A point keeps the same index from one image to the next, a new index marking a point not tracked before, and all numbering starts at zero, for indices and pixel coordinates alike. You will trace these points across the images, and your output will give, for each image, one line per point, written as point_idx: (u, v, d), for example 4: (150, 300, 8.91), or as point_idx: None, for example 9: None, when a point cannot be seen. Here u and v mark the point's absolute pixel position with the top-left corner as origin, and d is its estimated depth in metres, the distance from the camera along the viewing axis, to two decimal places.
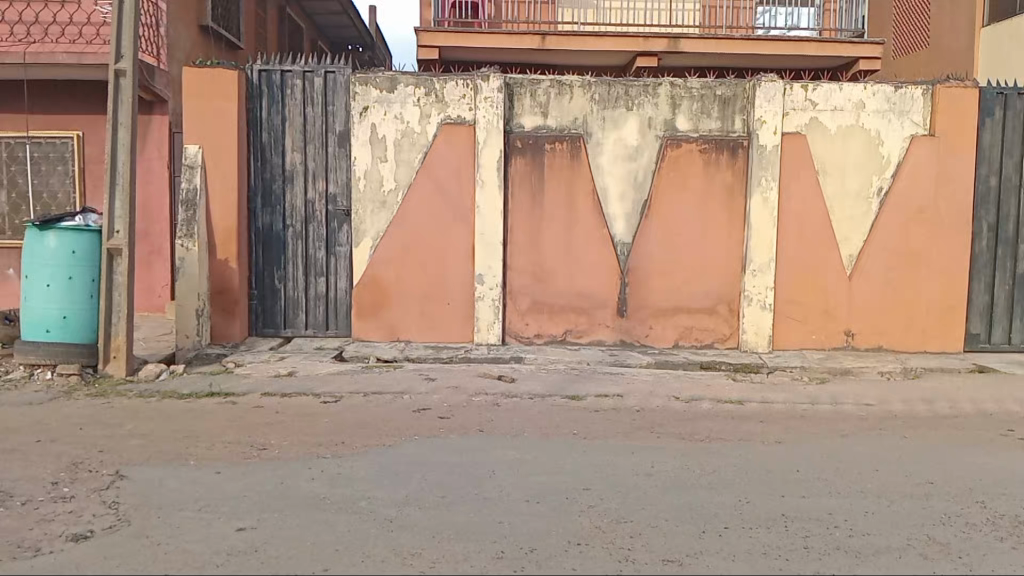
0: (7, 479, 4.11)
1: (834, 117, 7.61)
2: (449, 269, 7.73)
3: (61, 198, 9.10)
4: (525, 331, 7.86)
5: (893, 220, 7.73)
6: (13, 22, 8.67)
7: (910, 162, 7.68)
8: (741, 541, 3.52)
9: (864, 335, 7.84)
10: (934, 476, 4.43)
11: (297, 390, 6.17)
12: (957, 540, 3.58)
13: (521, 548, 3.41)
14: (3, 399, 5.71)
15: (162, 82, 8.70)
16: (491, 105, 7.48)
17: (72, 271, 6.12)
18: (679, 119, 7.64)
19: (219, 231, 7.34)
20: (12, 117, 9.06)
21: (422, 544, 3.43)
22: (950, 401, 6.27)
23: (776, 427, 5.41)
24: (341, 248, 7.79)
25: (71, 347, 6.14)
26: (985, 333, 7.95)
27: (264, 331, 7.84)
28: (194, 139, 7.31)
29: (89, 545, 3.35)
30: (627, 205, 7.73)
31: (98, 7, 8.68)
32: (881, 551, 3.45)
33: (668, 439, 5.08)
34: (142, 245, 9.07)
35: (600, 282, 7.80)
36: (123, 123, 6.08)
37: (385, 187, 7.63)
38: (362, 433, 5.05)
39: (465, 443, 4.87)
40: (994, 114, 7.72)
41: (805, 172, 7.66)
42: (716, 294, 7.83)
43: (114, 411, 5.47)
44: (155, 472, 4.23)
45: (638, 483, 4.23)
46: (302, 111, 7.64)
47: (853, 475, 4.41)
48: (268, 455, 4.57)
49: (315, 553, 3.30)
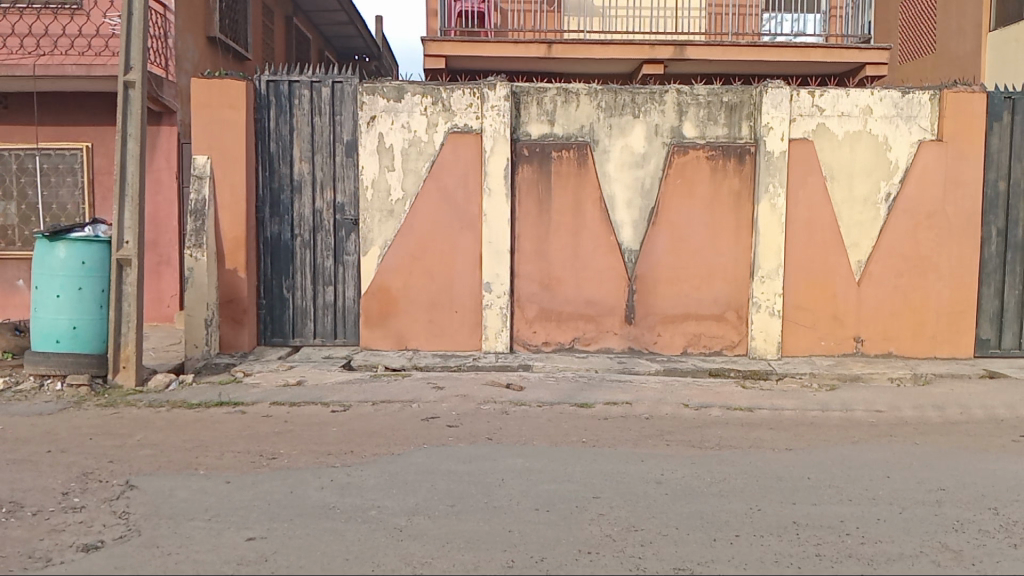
0: (18, 489, 4.13)
1: (842, 123, 7.60)
2: (457, 277, 7.74)
3: (71, 209, 9.17)
4: (533, 339, 7.85)
5: (901, 225, 7.71)
6: (22, 36, 8.75)
7: (917, 167, 7.66)
8: (752, 549, 3.50)
9: (873, 341, 7.80)
10: (947, 483, 4.39)
11: (306, 399, 6.17)
12: (971, 547, 3.55)
13: (531, 557, 3.39)
14: (14, 409, 5.74)
15: (170, 93, 8.77)
16: (498, 113, 7.51)
17: (82, 281, 6.15)
18: (685, 126, 7.64)
19: (228, 240, 7.38)
20: (21, 129, 9.12)
21: (432, 553, 3.42)
22: (961, 407, 6.23)
23: (787, 434, 5.39)
24: (349, 257, 7.81)
25: (82, 357, 6.17)
26: (996, 338, 7.89)
27: (273, 340, 7.86)
28: (203, 149, 7.35)
29: (100, 555, 3.35)
30: (634, 212, 7.72)
31: (107, 19, 8.75)
32: (893, 558, 3.42)
33: (678, 446, 5.06)
34: (151, 255, 9.11)
35: (608, 289, 7.79)
36: (133, 134, 6.11)
37: (393, 195, 7.64)
38: (372, 442, 5.06)
39: (474, 451, 4.86)
40: (1002, 118, 7.67)
41: (813, 179, 7.65)
42: (724, 301, 7.81)
43: (124, 421, 5.49)
44: (166, 482, 4.24)
45: (648, 491, 4.21)
46: (310, 121, 7.68)
47: (864, 482, 4.38)
48: (277, 465, 4.56)
49: (324, 563, 3.29)
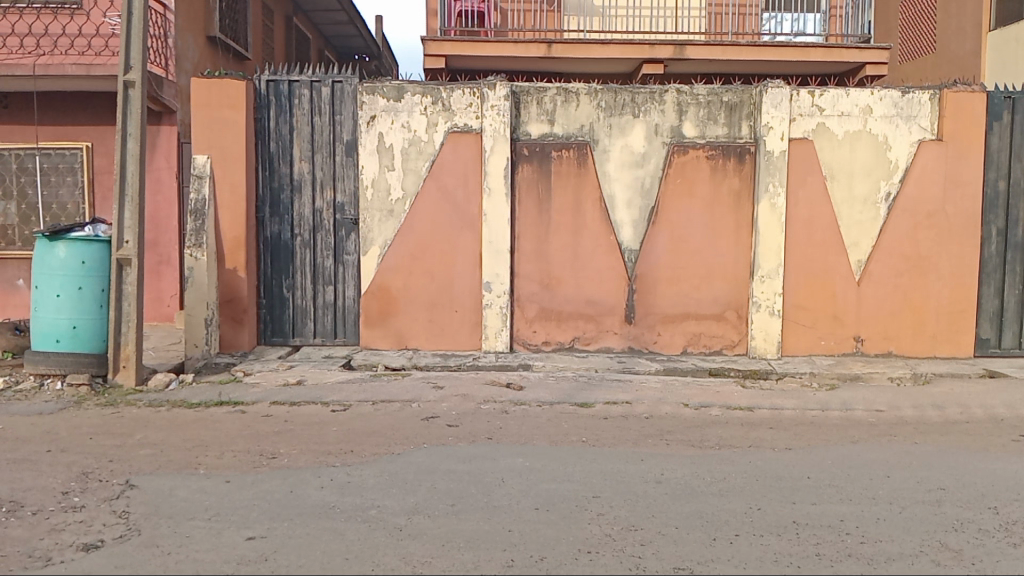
0: (18, 488, 4.13)
1: (842, 123, 7.60)
2: (457, 277, 7.74)
3: (70, 209, 9.17)
4: (533, 339, 7.85)
5: (901, 225, 7.71)
6: (22, 35, 8.75)
7: (917, 166, 7.66)
8: (752, 548, 3.50)
9: (873, 340, 7.80)
10: (946, 483, 4.39)
11: (306, 399, 6.17)
12: (970, 546, 3.55)
13: (531, 556, 3.39)
14: (14, 408, 5.74)
15: (170, 93, 8.77)
16: (498, 113, 7.51)
17: (82, 281, 6.15)
18: (685, 126, 7.64)
19: (228, 240, 7.37)
20: (21, 129, 9.12)
21: (432, 553, 3.42)
22: (961, 406, 6.23)
23: (786, 434, 5.39)
24: (349, 256, 7.81)
25: (82, 357, 6.17)
26: (995, 338, 7.89)
27: (273, 339, 7.86)
28: (203, 149, 7.35)
29: (100, 554, 3.35)
30: (634, 212, 7.72)
31: (107, 19, 8.76)
32: (893, 558, 3.42)
33: (677, 446, 5.06)
34: (151, 254, 9.11)
35: (608, 289, 7.79)
36: (132, 133, 6.11)
37: (393, 195, 7.65)
38: (371, 441, 5.06)
39: (474, 451, 4.86)
40: (1002, 118, 7.67)
41: (813, 178, 7.65)
42: (724, 300, 7.81)
43: (124, 420, 5.50)
44: (165, 481, 4.25)
45: (647, 491, 4.21)
46: (310, 121, 7.68)
47: (864, 482, 4.39)
48: (277, 465, 4.56)
49: (325, 562, 3.29)
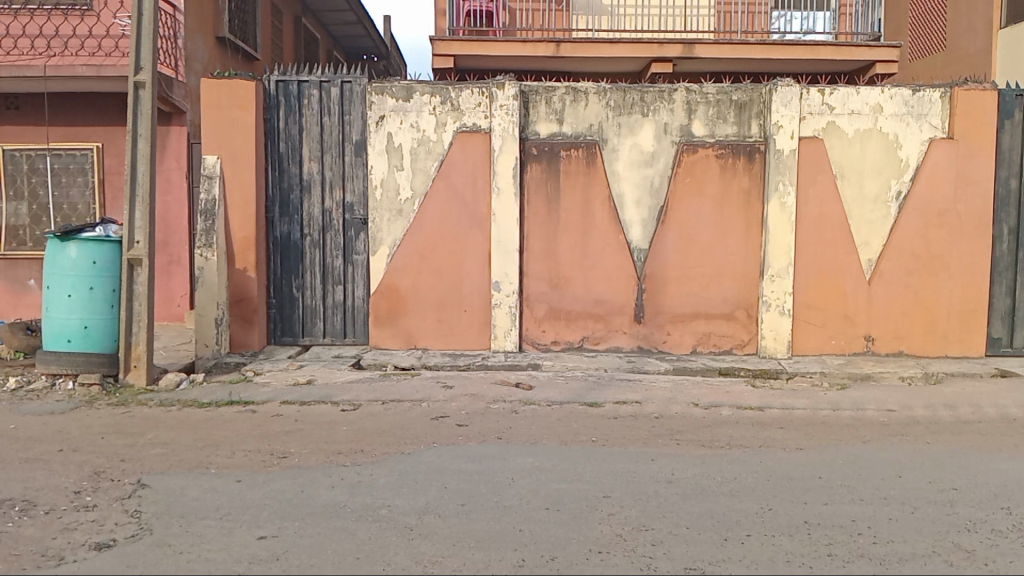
0: (30, 488, 4.15)
1: (852, 121, 7.57)
2: (466, 277, 7.74)
3: (81, 209, 9.22)
4: (542, 339, 7.85)
5: (912, 223, 7.66)
6: (32, 37, 8.79)
7: (928, 165, 7.62)
8: (764, 548, 3.48)
9: (884, 340, 7.77)
10: (959, 483, 4.36)
11: (316, 398, 6.19)
12: (983, 546, 3.53)
13: (542, 556, 3.39)
14: (26, 408, 5.78)
15: (179, 94, 8.81)
16: (506, 113, 7.50)
17: (93, 281, 6.18)
18: (694, 125, 7.62)
19: (238, 240, 7.40)
20: (32, 130, 9.17)
21: (442, 552, 3.42)
22: (973, 406, 6.19)
23: (797, 433, 5.37)
24: (359, 256, 7.82)
25: (93, 356, 6.20)
26: (1007, 337, 7.85)
27: (283, 339, 7.88)
28: (213, 149, 7.37)
29: (113, 554, 3.36)
30: (643, 211, 7.71)
31: (117, 20, 8.81)
32: (905, 558, 3.40)
33: (688, 445, 5.05)
34: (161, 255, 9.16)
35: (617, 288, 7.78)
36: (143, 134, 6.14)
37: (401, 195, 7.66)
38: (381, 441, 5.06)
39: (483, 450, 4.86)
40: (1014, 116, 7.63)
41: (824, 177, 7.62)
42: (734, 300, 7.79)
43: (136, 419, 5.52)
44: (177, 481, 4.26)
45: (658, 491, 4.19)
46: (319, 121, 7.69)
47: (876, 482, 4.36)
48: (287, 464, 4.58)
49: (336, 562, 3.29)
